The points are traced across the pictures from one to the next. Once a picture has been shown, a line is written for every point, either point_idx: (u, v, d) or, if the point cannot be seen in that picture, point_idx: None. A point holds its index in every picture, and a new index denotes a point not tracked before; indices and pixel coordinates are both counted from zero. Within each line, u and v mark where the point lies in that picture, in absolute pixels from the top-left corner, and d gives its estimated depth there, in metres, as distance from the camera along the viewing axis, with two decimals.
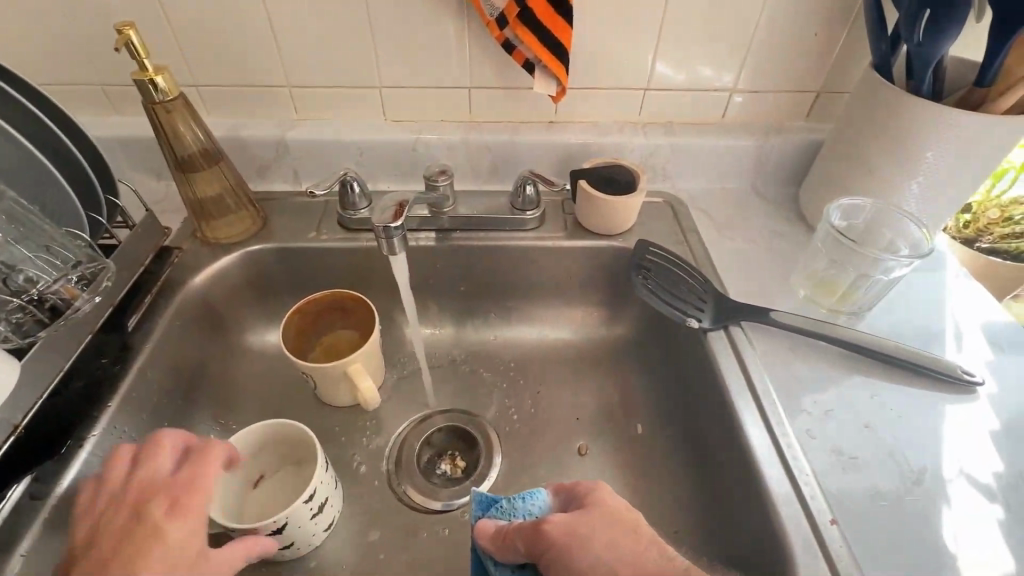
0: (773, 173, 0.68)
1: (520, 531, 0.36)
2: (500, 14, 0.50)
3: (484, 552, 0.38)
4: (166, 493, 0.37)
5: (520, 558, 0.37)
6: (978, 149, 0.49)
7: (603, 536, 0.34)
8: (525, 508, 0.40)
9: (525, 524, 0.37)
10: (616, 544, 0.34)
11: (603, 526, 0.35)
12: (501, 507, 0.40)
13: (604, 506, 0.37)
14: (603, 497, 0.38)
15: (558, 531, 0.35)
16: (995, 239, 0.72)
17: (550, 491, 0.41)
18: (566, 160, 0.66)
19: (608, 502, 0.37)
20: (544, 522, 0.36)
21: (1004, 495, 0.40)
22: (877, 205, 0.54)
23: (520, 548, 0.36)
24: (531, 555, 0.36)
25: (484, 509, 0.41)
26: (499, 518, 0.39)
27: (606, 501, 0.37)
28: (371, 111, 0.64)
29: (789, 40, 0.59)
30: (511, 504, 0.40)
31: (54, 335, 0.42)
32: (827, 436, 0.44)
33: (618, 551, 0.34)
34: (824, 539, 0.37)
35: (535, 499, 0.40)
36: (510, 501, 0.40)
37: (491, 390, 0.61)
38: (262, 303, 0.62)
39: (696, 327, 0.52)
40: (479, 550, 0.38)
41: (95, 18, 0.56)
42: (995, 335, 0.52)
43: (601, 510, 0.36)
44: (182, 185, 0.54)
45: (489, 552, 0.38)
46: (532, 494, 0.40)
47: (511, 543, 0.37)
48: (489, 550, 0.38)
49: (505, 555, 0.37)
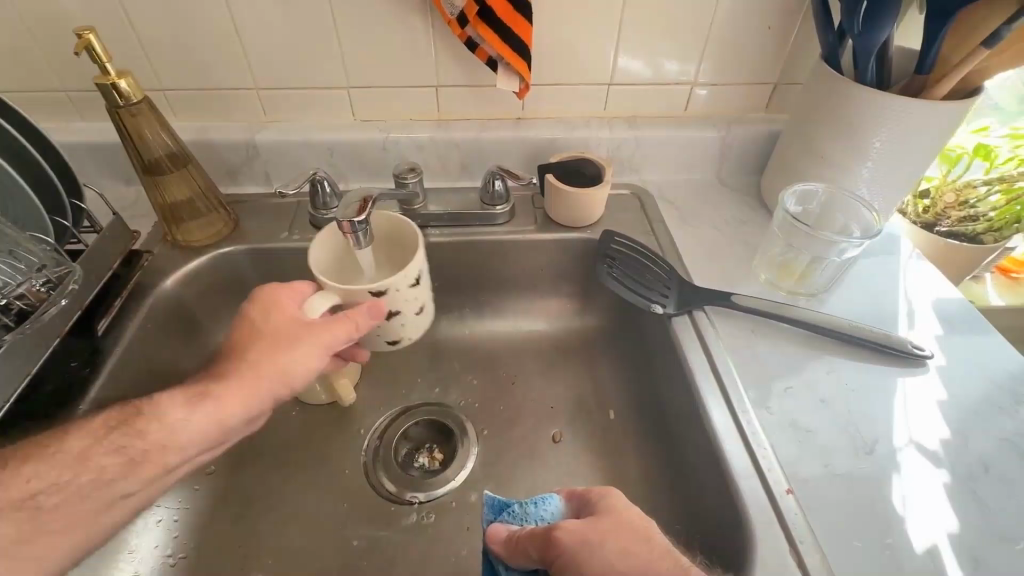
0: (736, 164, 0.70)
1: (534, 538, 0.36)
2: (461, 14, 0.52)
3: (495, 555, 0.38)
4: (254, 319, 0.41)
5: (529, 564, 0.36)
6: (921, 136, 0.51)
7: (612, 543, 0.34)
8: (537, 513, 0.39)
9: (538, 535, 0.36)
10: (632, 553, 0.33)
11: (616, 536, 0.34)
12: (513, 512, 0.40)
13: (619, 513, 0.36)
14: (619, 502, 0.37)
15: (570, 539, 0.34)
16: (953, 222, 0.74)
17: (562, 497, 0.40)
18: (535, 156, 0.67)
19: (622, 507, 0.36)
20: (557, 529, 0.35)
21: (951, 461, 0.43)
22: (830, 190, 0.57)
23: (533, 554, 0.36)
24: (542, 562, 0.36)
25: (495, 513, 0.41)
26: (512, 523, 0.39)
27: (622, 506, 0.37)
28: (339, 111, 0.65)
29: (744, 34, 0.61)
30: (523, 509, 0.40)
31: (21, 341, 0.42)
32: (785, 412, 0.45)
33: (637, 553, 0.33)
34: (782, 508, 0.39)
35: (548, 504, 0.39)
36: (524, 507, 0.40)
37: (468, 383, 0.62)
38: (236, 305, 0.63)
39: (661, 313, 0.53)
40: (490, 552, 0.38)
41: (55, 23, 0.56)
42: (946, 313, 0.54)
43: (608, 518, 0.36)
44: (150, 190, 0.54)
45: (502, 557, 0.38)
46: (545, 499, 0.40)
47: (523, 549, 0.36)
48: (501, 554, 0.38)
49: (516, 559, 0.37)
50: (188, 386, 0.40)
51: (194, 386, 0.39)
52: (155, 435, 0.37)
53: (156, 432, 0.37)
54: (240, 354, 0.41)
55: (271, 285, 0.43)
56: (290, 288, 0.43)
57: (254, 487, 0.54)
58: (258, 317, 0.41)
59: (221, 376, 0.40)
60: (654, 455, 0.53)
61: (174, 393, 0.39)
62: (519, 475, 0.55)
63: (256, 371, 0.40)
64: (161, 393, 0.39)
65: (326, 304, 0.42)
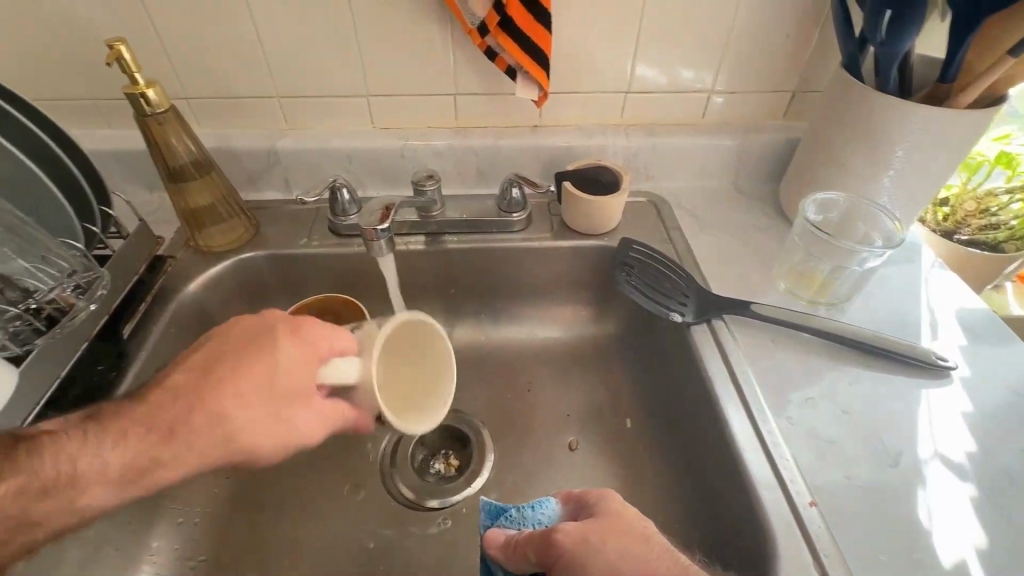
0: (753, 171, 0.70)
1: (532, 540, 0.35)
2: (482, 23, 0.52)
3: (492, 559, 0.37)
4: (253, 385, 0.38)
5: (528, 568, 0.35)
6: (944, 145, 0.51)
7: (613, 545, 0.33)
8: (534, 517, 0.39)
9: (536, 537, 0.35)
10: (633, 553, 0.32)
11: (616, 535, 0.33)
12: (511, 516, 0.40)
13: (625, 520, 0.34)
14: (614, 507, 0.36)
15: (569, 540, 0.33)
16: (973, 230, 0.73)
17: (560, 500, 0.39)
18: (552, 164, 0.67)
19: (618, 511, 0.35)
20: (555, 531, 0.34)
21: (978, 475, 0.42)
22: (851, 199, 0.56)
23: (531, 557, 0.35)
24: (541, 565, 0.35)
25: (494, 518, 0.42)
26: (510, 528, 0.39)
27: (623, 511, 0.35)
28: (359, 119, 0.66)
29: (763, 42, 0.61)
30: (520, 512, 0.40)
31: (51, 343, 0.43)
32: (807, 423, 0.45)
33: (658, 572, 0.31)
34: (804, 520, 0.39)
35: (545, 508, 0.39)
36: (521, 511, 0.40)
37: (484, 390, 0.63)
38: (255, 310, 0.63)
39: (679, 321, 0.53)
40: (488, 556, 0.38)
41: (85, 34, 0.57)
42: (970, 323, 0.53)
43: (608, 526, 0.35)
44: (175, 197, 0.55)
45: (499, 561, 0.37)
46: (541, 503, 0.39)
47: (522, 552, 0.35)
48: (497, 558, 0.37)
49: (516, 564, 0.36)
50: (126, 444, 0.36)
51: (132, 449, 0.36)
52: (66, 516, 0.34)
53: (64, 516, 0.34)
54: (210, 425, 0.37)
55: (296, 339, 0.39)
56: (303, 352, 0.39)
57: (272, 492, 0.54)
58: (244, 379, 0.38)
59: (167, 450, 0.36)
60: (670, 465, 0.53)
61: (104, 468, 0.35)
62: (535, 482, 0.55)
63: (211, 445, 0.37)
64: (91, 465, 0.35)
65: (346, 376, 0.39)
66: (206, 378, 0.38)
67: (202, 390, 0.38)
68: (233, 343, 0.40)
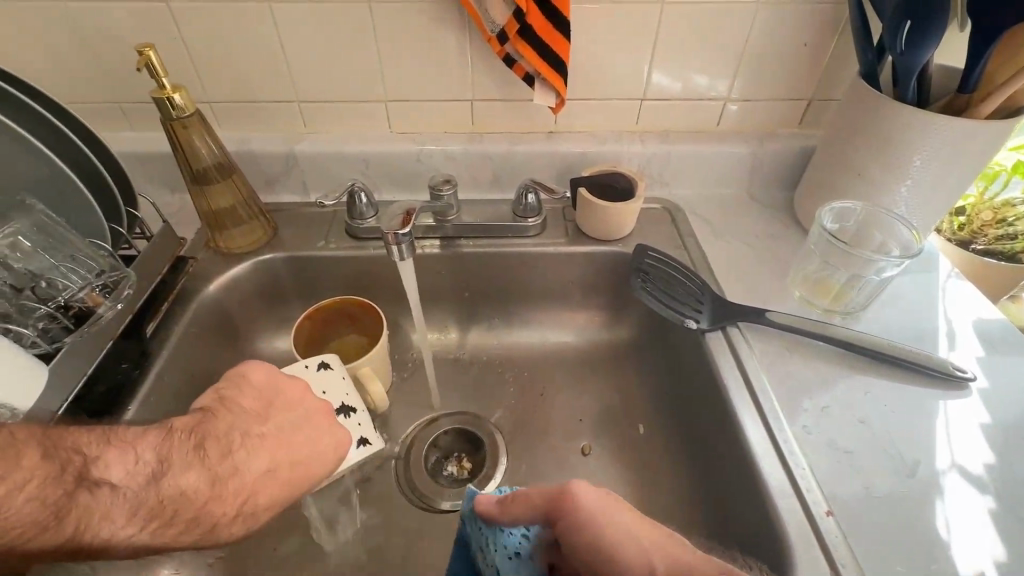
0: (767, 179, 0.70)
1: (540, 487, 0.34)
2: (501, 31, 0.53)
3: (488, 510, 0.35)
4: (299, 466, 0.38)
5: (529, 514, 0.33)
6: (964, 156, 0.51)
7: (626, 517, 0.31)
8: None
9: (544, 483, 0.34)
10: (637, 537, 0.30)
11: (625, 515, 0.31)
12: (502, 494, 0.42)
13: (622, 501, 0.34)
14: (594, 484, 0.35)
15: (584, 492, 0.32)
16: (989, 240, 0.72)
17: None
18: (566, 169, 0.68)
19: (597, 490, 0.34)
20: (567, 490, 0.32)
21: (996, 487, 0.42)
22: (869, 209, 0.56)
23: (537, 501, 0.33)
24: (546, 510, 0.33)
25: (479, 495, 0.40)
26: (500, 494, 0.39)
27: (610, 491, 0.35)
28: (377, 124, 0.66)
29: (780, 51, 0.61)
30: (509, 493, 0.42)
31: (80, 341, 0.44)
32: (823, 431, 0.45)
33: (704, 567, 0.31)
34: (821, 528, 0.39)
35: None
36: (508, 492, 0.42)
37: (496, 393, 0.63)
38: (272, 311, 0.65)
39: (694, 328, 0.53)
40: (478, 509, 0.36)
41: (113, 39, 0.58)
42: (987, 334, 0.53)
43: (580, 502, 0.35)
44: (197, 199, 0.56)
45: (493, 512, 0.35)
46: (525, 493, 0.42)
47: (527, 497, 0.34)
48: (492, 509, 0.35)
49: (514, 511, 0.34)
50: (177, 504, 0.32)
51: (174, 514, 0.31)
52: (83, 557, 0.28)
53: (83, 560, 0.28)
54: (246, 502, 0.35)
55: (336, 437, 0.41)
56: (341, 443, 0.41)
57: None
58: (292, 458, 0.38)
59: (200, 520, 0.33)
60: (684, 472, 0.53)
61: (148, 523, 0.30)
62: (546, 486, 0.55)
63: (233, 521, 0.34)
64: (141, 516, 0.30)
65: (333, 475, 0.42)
66: (263, 445, 0.38)
67: (257, 456, 0.37)
68: (287, 415, 0.40)
